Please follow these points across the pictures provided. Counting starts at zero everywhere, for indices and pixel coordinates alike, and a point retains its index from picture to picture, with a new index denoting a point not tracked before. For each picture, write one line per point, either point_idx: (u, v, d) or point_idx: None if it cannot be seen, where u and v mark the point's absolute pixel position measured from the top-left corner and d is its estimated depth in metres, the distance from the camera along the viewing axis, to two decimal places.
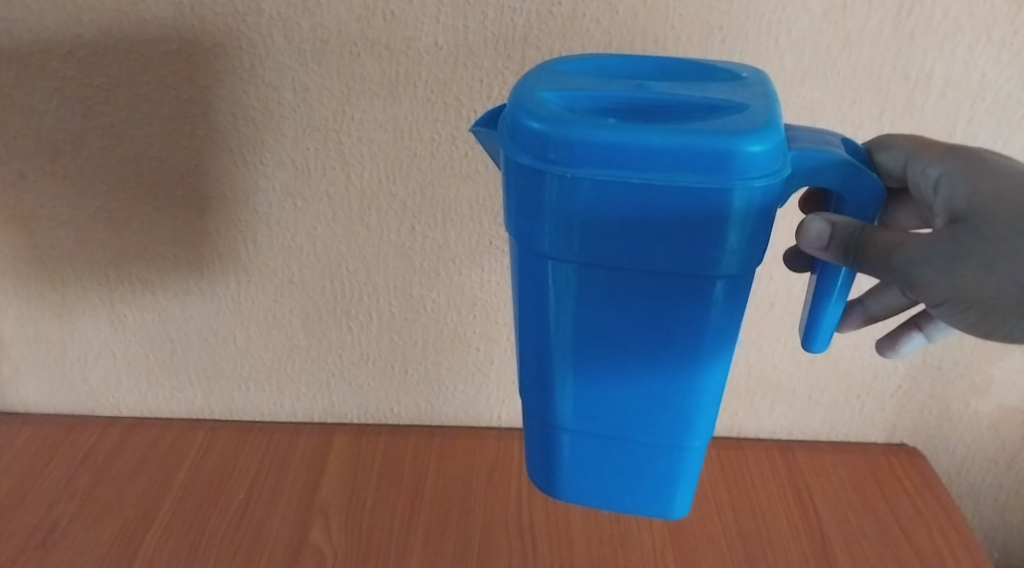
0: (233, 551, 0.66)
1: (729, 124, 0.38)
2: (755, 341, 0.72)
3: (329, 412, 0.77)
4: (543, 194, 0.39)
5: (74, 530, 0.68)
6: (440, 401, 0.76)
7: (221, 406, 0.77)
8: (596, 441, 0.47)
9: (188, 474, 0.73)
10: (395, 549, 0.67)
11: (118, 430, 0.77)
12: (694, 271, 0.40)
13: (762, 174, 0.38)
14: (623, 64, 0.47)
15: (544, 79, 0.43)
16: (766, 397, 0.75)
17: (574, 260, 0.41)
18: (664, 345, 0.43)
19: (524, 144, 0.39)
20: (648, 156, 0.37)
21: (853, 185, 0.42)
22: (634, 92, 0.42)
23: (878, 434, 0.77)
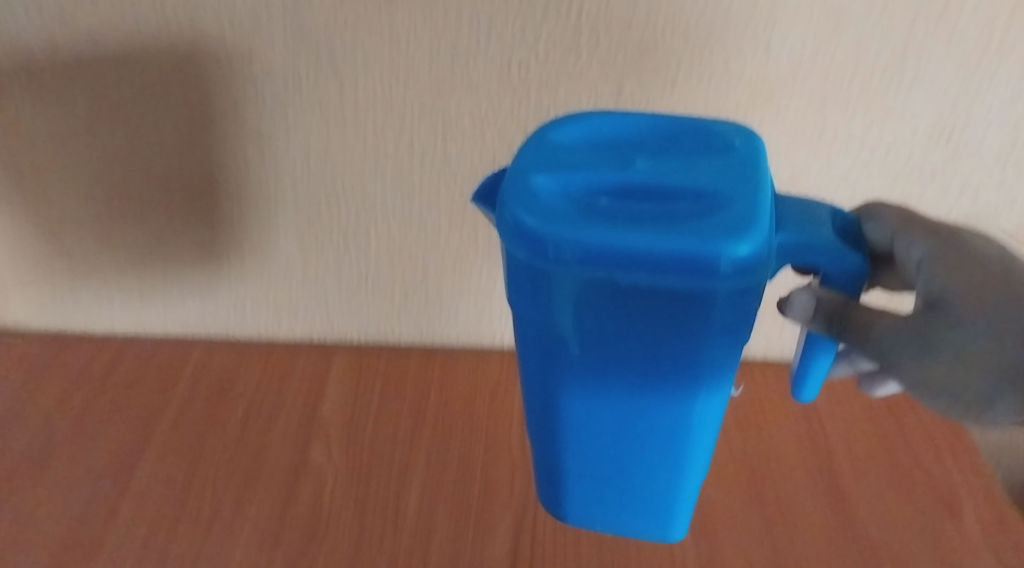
0: (232, 471, 0.65)
1: (717, 221, 0.36)
2: (769, 263, 0.69)
3: (329, 331, 0.75)
4: (539, 283, 0.39)
5: (70, 450, 0.67)
6: (442, 322, 0.74)
7: (215, 326, 0.75)
8: (590, 484, 0.48)
9: (185, 394, 0.72)
10: (395, 468, 0.66)
11: (112, 349, 0.75)
12: (686, 351, 0.40)
13: (747, 275, 0.36)
14: (621, 120, 0.43)
15: (539, 154, 0.40)
16: (777, 319, 0.73)
17: (568, 337, 0.41)
18: (659, 407, 0.43)
19: (516, 238, 0.38)
20: (633, 258, 0.36)
21: (839, 266, 0.41)
22: (626, 171, 0.39)
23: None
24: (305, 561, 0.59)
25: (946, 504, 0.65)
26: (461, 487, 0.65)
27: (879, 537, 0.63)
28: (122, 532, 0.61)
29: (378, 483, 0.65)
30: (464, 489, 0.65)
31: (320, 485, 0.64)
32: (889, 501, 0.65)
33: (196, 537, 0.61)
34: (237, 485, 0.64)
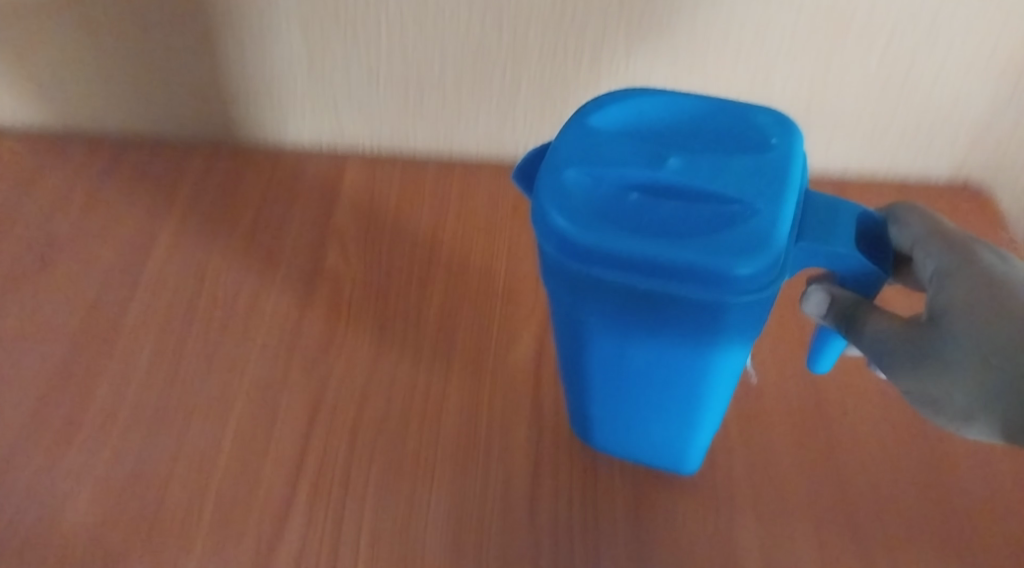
0: (244, 272, 0.58)
1: (730, 234, 0.34)
2: (824, 60, 0.57)
3: (339, 139, 0.66)
4: (560, 278, 0.37)
5: (67, 246, 0.60)
6: (461, 129, 0.65)
7: (219, 126, 0.66)
8: (605, 440, 0.48)
9: (188, 196, 0.64)
10: (416, 274, 0.59)
11: (104, 150, 0.67)
12: (694, 351, 0.39)
13: (756, 289, 0.34)
14: (665, 103, 0.39)
15: (575, 142, 0.38)
16: (825, 127, 0.62)
17: (591, 326, 0.39)
18: (674, 392, 0.42)
19: (545, 234, 0.36)
20: (649, 266, 0.34)
21: (843, 265, 0.37)
22: (657, 169, 0.36)
23: (941, 173, 0.64)
24: (321, 371, 0.53)
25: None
26: (483, 301, 0.57)
27: None
28: (132, 333, 0.55)
29: (399, 287, 0.58)
30: (486, 303, 0.57)
31: (337, 289, 0.57)
32: None
33: (209, 341, 0.54)
34: (251, 286, 0.58)
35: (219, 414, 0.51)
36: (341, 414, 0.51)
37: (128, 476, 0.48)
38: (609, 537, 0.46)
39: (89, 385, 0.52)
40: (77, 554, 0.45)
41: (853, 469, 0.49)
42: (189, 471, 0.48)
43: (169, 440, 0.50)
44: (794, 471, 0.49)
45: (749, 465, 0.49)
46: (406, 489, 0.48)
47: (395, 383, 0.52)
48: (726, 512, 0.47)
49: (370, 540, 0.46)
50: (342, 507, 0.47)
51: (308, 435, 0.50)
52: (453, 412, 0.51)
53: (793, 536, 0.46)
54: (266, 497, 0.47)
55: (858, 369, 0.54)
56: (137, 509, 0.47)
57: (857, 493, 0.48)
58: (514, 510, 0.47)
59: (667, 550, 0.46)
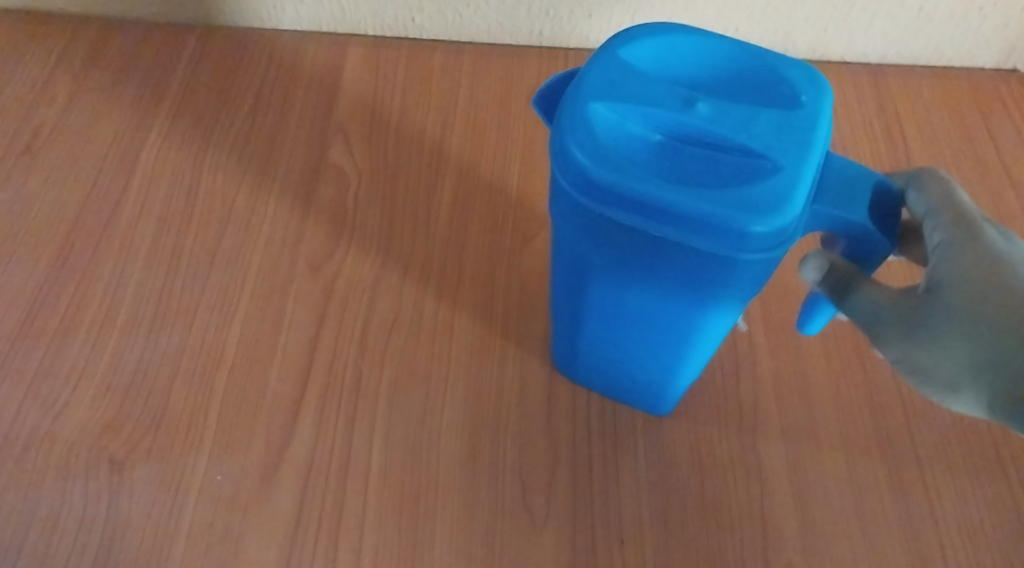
0: (243, 166, 0.55)
1: (749, 188, 0.30)
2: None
3: (339, 21, 0.61)
4: (568, 216, 0.34)
5: (56, 137, 0.56)
6: (471, 10, 0.59)
7: (211, 7, 0.61)
8: (588, 383, 0.46)
9: (182, 83, 0.59)
10: (425, 170, 0.55)
11: (91, 31, 0.62)
12: (688, 310, 0.36)
13: (764, 250, 0.31)
14: (701, 42, 0.35)
15: (603, 72, 0.33)
16: (867, 9, 0.56)
17: (591, 272, 0.36)
18: (672, 350, 0.39)
19: (562, 166, 0.32)
20: (659, 211, 0.31)
21: (849, 233, 0.33)
22: (684, 112, 0.32)
23: (988, 58, 0.59)
24: (328, 271, 0.50)
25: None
26: (493, 199, 0.54)
27: None
28: (129, 229, 0.52)
29: (408, 184, 0.54)
30: (498, 201, 0.54)
31: (343, 184, 0.54)
32: (1003, 205, 0.53)
33: (210, 238, 0.52)
34: (251, 181, 0.54)
35: (222, 314, 0.49)
36: (350, 316, 0.49)
37: (131, 378, 0.46)
38: (629, 442, 0.44)
39: (86, 282, 0.50)
40: (84, 456, 0.44)
41: (884, 372, 0.46)
42: (195, 373, 0.47)
43: (172, 342, 0.48)
44: (824, 373, 0.46)
45: (775, 363, 0.47)
46: (419, 393, 0.46)
47: (405, 284, 0.50)
48: (751, 414, 0.45)
49: (382, 445, 0.44)
50: (352, 412, 0.45)
51: (316, 338, 0.48)
52: (466, 314, 0.49)
53: (821, 440, 0.44)
54: (273, 401, 0.46)
55: (893, 265, 0.50)
56: (144, 411, 0.45)
57: (887, 397, 0.46)
58: (530, 416, 0.45)
59: (690, 454, 0.44)
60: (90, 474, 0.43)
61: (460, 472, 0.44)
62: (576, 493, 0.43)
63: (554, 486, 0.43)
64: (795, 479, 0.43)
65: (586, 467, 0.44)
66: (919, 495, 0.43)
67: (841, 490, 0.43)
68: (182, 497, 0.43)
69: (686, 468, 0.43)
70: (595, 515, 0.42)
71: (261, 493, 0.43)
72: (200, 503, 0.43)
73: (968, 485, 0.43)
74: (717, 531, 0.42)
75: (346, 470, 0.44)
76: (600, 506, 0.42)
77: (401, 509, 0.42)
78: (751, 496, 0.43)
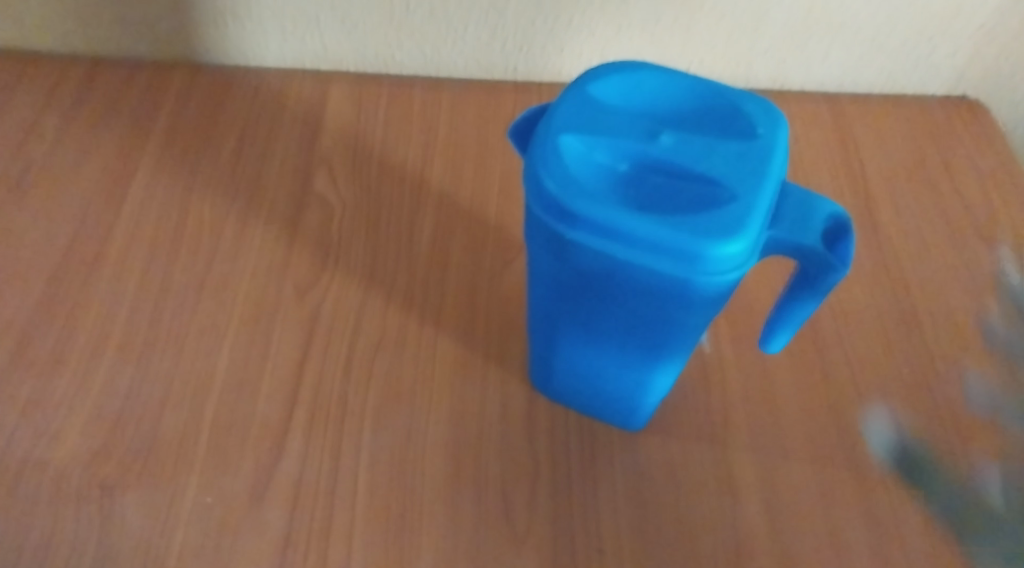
0: (230, 198, 0.57)
1: (707, 215, 0.33)
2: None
3: (322, 58, 0.64)
4: (542, 241, 0.36)
5: (49, 173, 0.58)
6: (449, 46, 0.62)
7: (198, 45, 0.63)
8: (564, 399, 0.48)
9: (170, 118, 0.61)
10: (406, 199, 0.57)
11: (81, 70, 0.64)
12: (656, 329, 0.38)
13: (722, 274, 0.33)
14: (666, 79, 0.37)
15: (573, 107, 0.36)
16: (824, 41, 0.59)
17: (565, 295, 0.38)
18: (641, 369, 0.41)
19: (535, 195, 0.35)
20: (625, 238, 0.33)
21: (800, 254, 0.35)
22: (649, 145, 0.35)
23: (939, 85, 0.62)
24: (314, 297, 0.52)
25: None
26: (473, 226, 0.56)
27: (923, 288, 0.53)
28: (118, 260, 0.53)
29: (391, 213, 0.57)
30: (477, 228, 0.56)
31: (327, 214, 0.56)
32: (953, 227, 0.56)
33: (198, 268, 0.53)
34: (238, 212, 0.56)
35: (211, 341, 0.50)
36: (336, 340, 0.50)
37: (122, 405, 0.48)
38: (606, 456, 0.46)
39: (77, 313, 0.51)
40: (77, 482, 0.45)
41: (846, 386, 0.49)
42: (185, 398, 0.48)
43: (163, 368, 0.49)
44: (789, 388, 0.49)
45: (743, 379, 0.49)
46: (403, 413, 0.48)
47: (388, 308, 0.52)
48: (721, 427, 0.47)
49: (368, 464, 0.46)
50: (339, 432, 0.47)
51: (303, 362, 0.49)
52: (448, 336, 0.51)
53: (788, 451, 0.46)
54: (262, 423, 0.47)
55: (853, 283, 0.53)
56: (134, 437, 0.47)
57: (849, 409, 0.48)
58: (512, 432, 0.47)
59: (665, 466, 0.46)
60: (82, 499, 0.44)
61: (445, 488, 0.45)
62: (556, 505, 0.45)
63: (536, 499, 0.45)
64: (764, 488, 0.45)
65: (566, 480, 0.45)
66: (880, 501, 0.45)
67: (808, 498, 0.45)
68: (173, 519, 0.44)
69: (661, 479, 0.45)
70: (575, 525, 0.44)
71: (250, 513, 0.44)
72: (191, 524, 0.44)
73: None
74: (692, 538, 0.44)
75: (334, 489, 0.45)
76: (579, 517, 0.44)
77: (387, 525, 0.44)
78: (723, 505, 0.45)
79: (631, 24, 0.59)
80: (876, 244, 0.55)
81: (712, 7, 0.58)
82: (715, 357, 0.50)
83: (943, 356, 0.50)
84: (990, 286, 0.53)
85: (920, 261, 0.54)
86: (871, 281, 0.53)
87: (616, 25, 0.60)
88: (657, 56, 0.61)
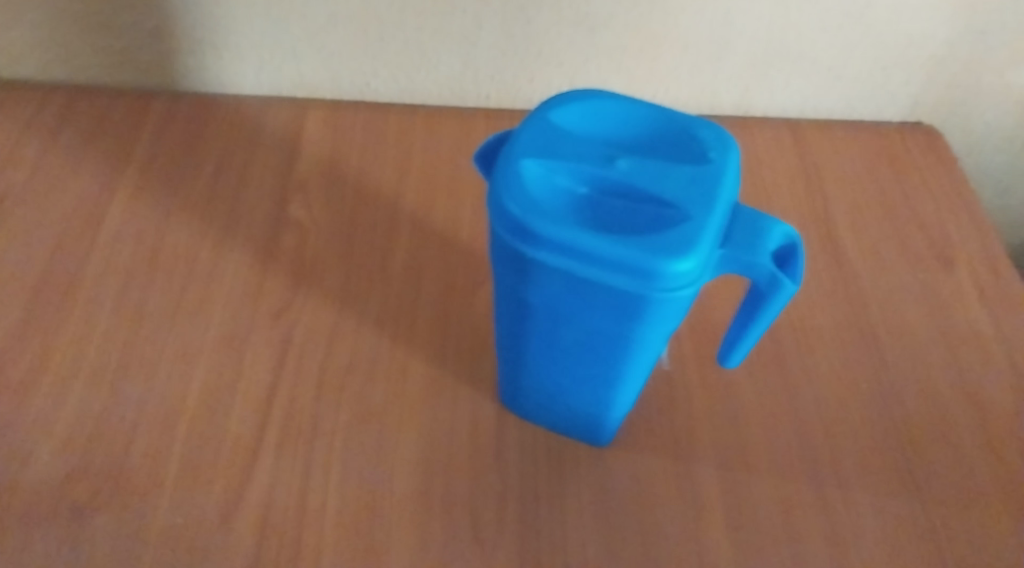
0: (206, 222, 0.58)
1: (661, 234, 0.34)
2: (780, 2, 0.57)
3: (299, 86, 0.65)
4: (505, 260, 0.37)
5: (27, 198, 0.59)
6: (423, 75, 0.64)
7: (177, 74, 0.65)
8: (534, 416, 0.49)
9: (148, 145, 0.63)
10: (380, 222, 0.59)
11: (60, 98, 0.65)
12: (615, 344, 0.39)
13: (677, 290, 0.34)
14: (622, 105, 0.39)
15: (534, 133, 0.37)
16: (784, 70, 0.62)
17: (528, 313, 0.40)
18: (603, 385, 0.42)
19: (497, 216, 0.36)
20: (583, 256, 0.34)
21: (753, 275, 0.36)
22: (605, 168, 0.36)
23: (895, 112, 0.65)
24: (288, 319, 0.53)
25: (982, 243, 0.58)
26: (446, 248, 0.57)
27: (881, 305, 0.55)
28: (94, 284, 0.54)
29: (365, 236, 0.58)
30: (450, 249, 0.57)
31: (302, 237, 0.57)
32: (909, 248, 0.58)
33: (174, 291, 0.54)
34: (214, 235, 0.57)
35: (185, 363, 0.51)
36: (309, 361, 0.51)
37: (94, 426, 0.48)
38: (573, 472, 0.47)
39: (51, 336, 0.52)
40: (48, 503, 0.45)
41: (807, 402, 0.50)
42: (158, 419, 0.49)
43: (137, 389, 0.50)
44: (751, 405, 0.50)
45: (707, 397, 0.50)
46: (374, 432, 0.49)
47: (361, 329, 0.53)
48: (686, 443, 0.49)
49: (339, 482, 0.47)
50: (311, 452, 0.48)
51: (276, 383, 0.50)
52: (420, 356, 0.52)
53: (750, 466, 0.48)
54: (235, 443, 0.48)
55: (814, 302, 0.55)
56: (107, 458, 0.47)
57: (810, 424, 0.50)
58: (481, 450, 0.48)
59: (631, 481, 0.47)
60: (55, 520, 0.45)
61: (415, 505, 0.46)
62: (524, 520, 0.46)
63: (504, 515, 0.46)
64: (727, 502, 0.46)
65: (534, 495, 0.46)
66: (839, 513, 0.46)
67: (769, 511, 0.46)
68: (144, 539, 0.44)
69: (627, 494, 0.47)
70: (542, 540, 0.45)
71: (222, 532, 0.45)
72: (162, 544, 0.44)
73: (884, 502, 0.47)
74: (656, 552, 0.45)
75: (305, 508, 0.46)
76: (547, 531, 0.45)
77: (358, 542, 0.45)
78: (687, 519, 0.46)
79: (599, 54, 0.61)
80: (836, 264, 0.57)
81: (677, 37, 0.60)
82: (679, 376, 0.51)
83: (900, 372, 0.52)
84: (943, 304, 0.55)
85: (877, 281, 0.56)
86: (831, 300, 0.55)
87: (585, 54, 0.61)
88: (625, 84, 0.63)
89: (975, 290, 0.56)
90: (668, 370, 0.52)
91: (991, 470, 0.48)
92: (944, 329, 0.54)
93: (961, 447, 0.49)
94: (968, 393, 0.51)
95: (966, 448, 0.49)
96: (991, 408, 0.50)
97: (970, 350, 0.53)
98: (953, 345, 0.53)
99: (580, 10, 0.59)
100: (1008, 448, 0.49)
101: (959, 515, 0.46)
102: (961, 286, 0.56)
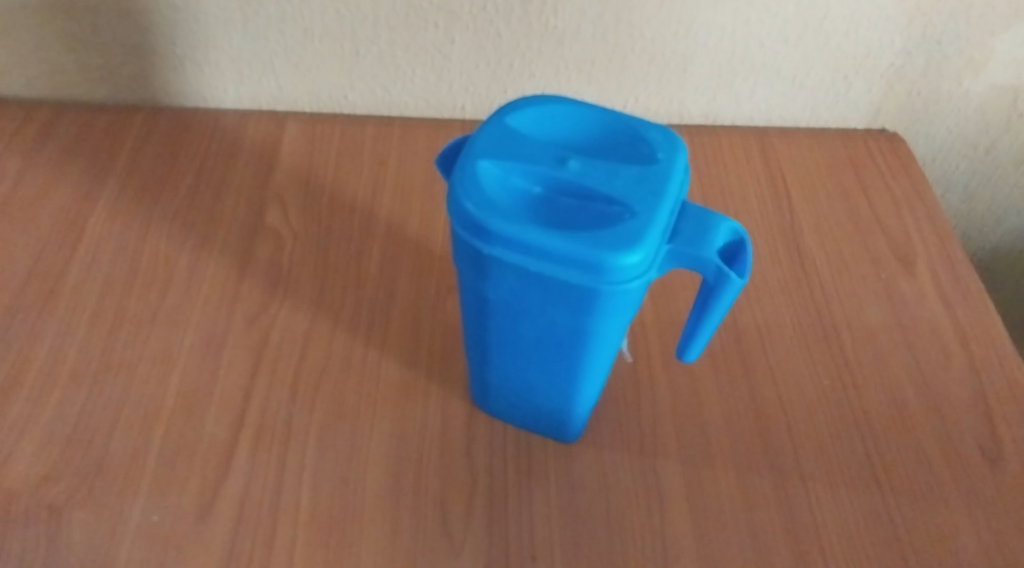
0: (185, 232, 0.59)
1: (611, 230, 0.36)
2: (742, 13, 0.59)
3: (278, 100, 0.67)
4: (463, 258, 0.39)
5: (10, 210, 0.60)
6: (398, 89, 0.66)
7: (158, 89, 0.66)
8: (502, 414, 0.50)
9: (129, 158, 0.64)
10: (355, 230, 0.60)
11: (46, 113, 0.66)
12: (570, 337, 0.40)
13: (627, 281, 0.36)
14: (575, 111, 0.41)
15: (490, 136, 0.39)
16: (749, 79, 0.64)
17: (488, 308, 0.41)
18: (562, 378, 0.44)
19: (455, 217, 0.37)
20: (538, 251, 0.36)
21: (700, 268, 0.38)
22: (558, 169, 0.38)
23: (859, 119, 0.67)
24: (263, 324, 0.54)
25: (943, 246, 0.60)
26: (420, 255, 0.59)
27: (843, 305, 0.57)
28: (74, 293, 0.55)
29: (340, 244, 0.59)
30: (425, 257, 0.59)
31: (279, 246, 0.59)
32: (871, 251, 0.60)
33: (151, 300, 0.55)
34: (193, 245, 0.59)
35: (162, 369, 0.52)
36: (283, 365, 0.53)
37: (72, 429, 0.49)
38: (541, 468, 0.49)
39: (30, 343, 0.53)
40: (24, 504, 0.46)
41: (770, 399, 0.52)
42: (134, 423, 0.50)
43: (114, 392, 0.51)
44: (716, 404, 0.52)
45: (672, 397, 0.52)
46: (348, 432, 0.50)
47: (335, 334, 0.54)
48: (651, 439, 0.50)
49: (312, 482, 0.48)
50: (284, 452, 0.49)
51: (251, 385, 0.51)
52: (392, 359, 0.53)
53: (714, 461, 0.49)
54: (211, 444, 0.49)
55: (779, 303, 0.56)
56: (83, 460, 0.48)
57: (773, 421, 0.51)
58: (451, 449, 0.49)
59: (597, 477, 0.48)
60: (31, 519, 0.46)
61: (385, 502, 0.47)
62: (491, 517, 0.47)
63: (472, 512, 0.47)
64: (690, 497, 0.48)
65: (501, 492, 0.48)
66: (801, 505, 0.48)
67: (731, 505, 0.48)
68: (119, 537, 0.45)
69: (593, 490, 0.48)
70: (509, 536, 0.46)
71: (194, 531, 0.46)
72: (135, 544, 0.45)
73: (845, 495, 0.48)
74: (621, 544, 0.46)
75: (277, 508, 0.47)
76: (514, 528, 0.46)
77: (328, 538, 0.46)
78: (651, 513, 0.47)
79: (569, 66, 0.63)
80: (799, 268, 0.59)
81: (643, 48, 0.62)
82: (646, 375, 0.53)
83: (861, 370, 0.53)
84: (903, 304, 0.57)
85: (840, 282, 0.58)
86: (796, 302, 0.57)
87: (554, 66, 0.63)
88: (595, 95, 0.65)
89: (935, 290, 0.57)
90: (636, 369, 0.53)
91: (949, 463, 0.49)
92: (904, 328, 0.55)
93: (921, 443, 0.50)
94: (927, 389, 0.53)
95: (924, 443, 0.50)
96: (949, 403, 0.52)
97: (929, 348, 0.55)
98: (913, 343, 0.55)
99: (548, 23, 0.60)
100: (966, 442, 0.50)
101: (917, 507, 0.48)
102: (921, 286, 0.58)
